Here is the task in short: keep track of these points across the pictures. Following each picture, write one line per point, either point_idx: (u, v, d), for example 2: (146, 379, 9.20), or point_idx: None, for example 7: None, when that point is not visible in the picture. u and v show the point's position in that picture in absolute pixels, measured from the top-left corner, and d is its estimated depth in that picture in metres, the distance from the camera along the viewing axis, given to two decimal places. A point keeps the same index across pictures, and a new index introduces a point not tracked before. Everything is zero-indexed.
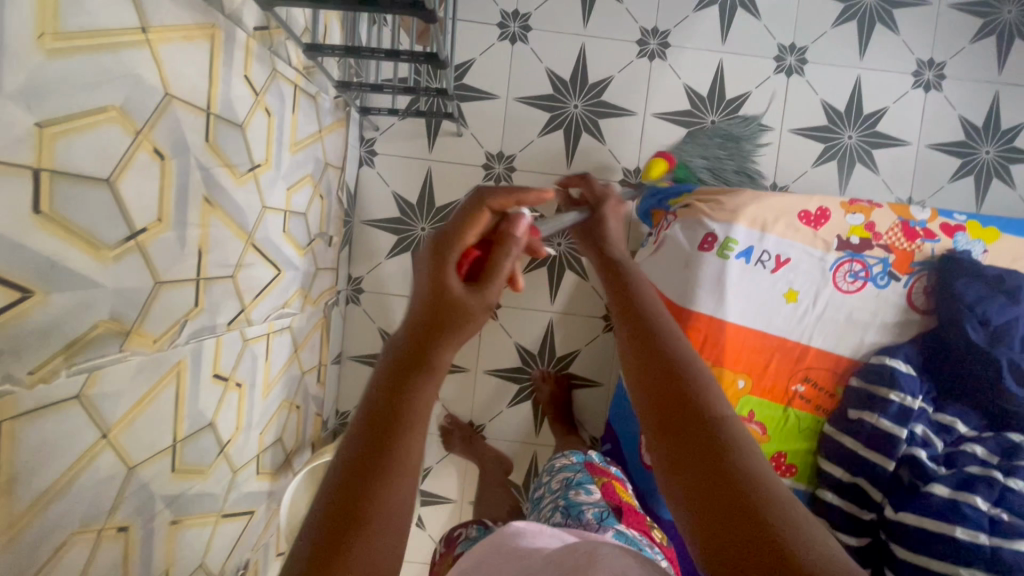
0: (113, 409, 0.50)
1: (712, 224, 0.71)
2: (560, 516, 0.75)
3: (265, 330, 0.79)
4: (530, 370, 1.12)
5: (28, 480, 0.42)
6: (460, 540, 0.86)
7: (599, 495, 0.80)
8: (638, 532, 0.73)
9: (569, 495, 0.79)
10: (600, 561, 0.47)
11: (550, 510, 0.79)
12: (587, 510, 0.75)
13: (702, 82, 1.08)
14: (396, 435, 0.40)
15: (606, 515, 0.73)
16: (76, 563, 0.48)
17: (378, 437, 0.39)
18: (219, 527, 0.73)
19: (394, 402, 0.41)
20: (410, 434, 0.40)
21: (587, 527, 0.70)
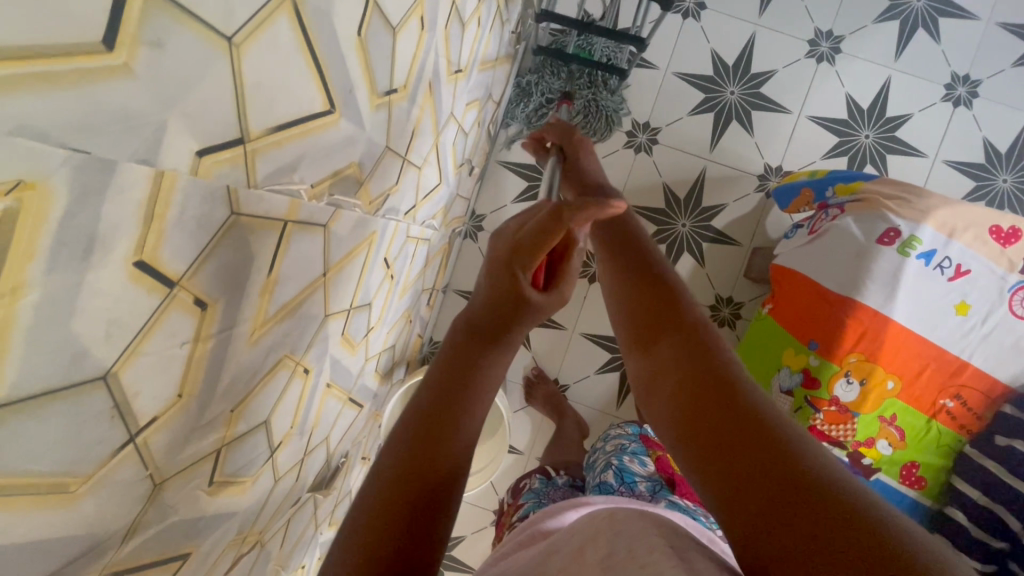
0: (335, 252, 0.52)
1: (898, 219, 0.75)
2: (613, 480, 0.78)
3: (419, 234, 0.80)
4: None
5: (282, 288, 0.44)
6: (522, 491, 0.85)
7: (653, 467, 0.82)
8: (693, 503, 0.74)
9: (624, 461, 0.82)
10: (623, 532, 0.44)
11: (603, 470, 0.82)
12: (640, 480, 0.78)
13: (866, 94, 1.06)
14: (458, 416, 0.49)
15: (659, 488, 0.75)
16: (279, 386, 0.50)
17: (425, 435, 0.47)
18: (345, 409, 0.75)
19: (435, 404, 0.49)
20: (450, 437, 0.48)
21: (639, 496, 0.73)
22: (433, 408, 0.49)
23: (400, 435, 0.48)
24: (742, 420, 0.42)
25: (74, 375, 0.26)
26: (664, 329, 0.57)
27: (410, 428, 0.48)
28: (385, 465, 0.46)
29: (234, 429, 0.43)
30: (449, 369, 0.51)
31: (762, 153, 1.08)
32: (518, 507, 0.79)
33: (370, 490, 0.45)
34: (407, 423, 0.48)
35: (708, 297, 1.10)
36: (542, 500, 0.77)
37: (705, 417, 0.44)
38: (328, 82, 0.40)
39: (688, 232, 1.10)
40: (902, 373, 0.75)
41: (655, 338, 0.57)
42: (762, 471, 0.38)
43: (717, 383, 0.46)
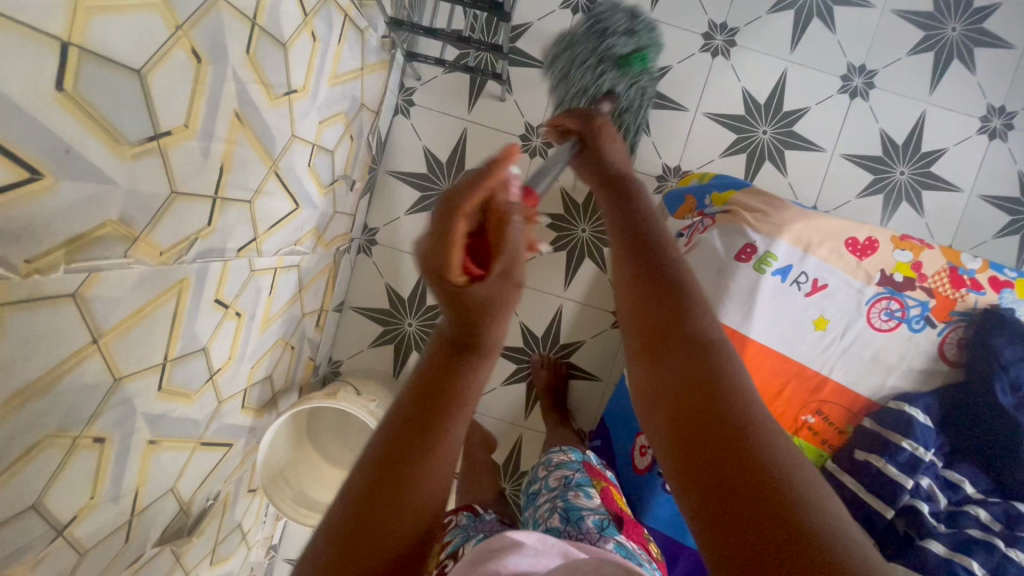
0: (109, 315, 0.48)
1: (755, 235, 0.69)
2: (558, 523, 0.67)
3: (274, 263, 0.76)
4: (531, 352, 1.10)
5: (9, 374, 0.39)
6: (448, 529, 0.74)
7: (600, 501, 0.73)
8: (637, 546, 0.67)
9: (569, 497, 0.71)
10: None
11: (547, 514, 0.71)
12: (586, 516, 0.67)
13: (762, 89, 1.03)
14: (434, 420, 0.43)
15: (607, 525, 0.66)
16: (47, 467, 0.46)
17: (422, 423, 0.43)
18: (198, 455, 0.71)
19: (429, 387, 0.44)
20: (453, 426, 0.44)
21: (587, 535, 0.62)
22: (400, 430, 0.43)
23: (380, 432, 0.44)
24: (723, 436, 0.37)
25: None
26: (653, 308, 0.51)
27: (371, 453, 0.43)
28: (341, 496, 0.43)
29: None
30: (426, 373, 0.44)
31: (659, 153, 1.05)
32: (444, 544, 0.69)
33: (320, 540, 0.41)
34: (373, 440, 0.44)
35: (611, 303, 1.08)
36: (471, 531, 0.68)
37: (691, 426, 0.39)
38: (10, 149, 0.35)
39: (589, 238, 1.07)
40: (763, 392, 0.71)
41: (649, 315, 0.51)
42: (740, 496, 0.33)
43: (703, 383, 0.42)
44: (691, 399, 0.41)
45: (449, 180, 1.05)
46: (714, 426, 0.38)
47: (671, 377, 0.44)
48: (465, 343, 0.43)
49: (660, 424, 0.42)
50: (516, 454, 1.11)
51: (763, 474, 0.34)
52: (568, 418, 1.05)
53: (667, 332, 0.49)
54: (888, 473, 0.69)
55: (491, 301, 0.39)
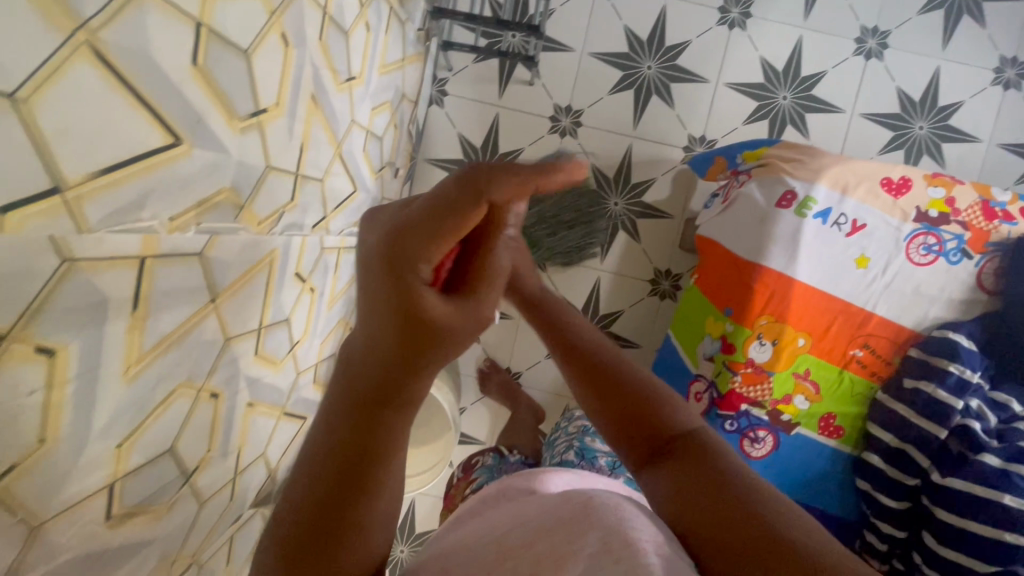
0: (223, 277, 0.53)
1: (794, 181, 0.73)
2: (573, 458, 0.73)
3: (338, 243, 0.81)
4: None
5: (156, 322, 0.44)
6: (475, 467, 0.82)
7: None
8: None
9: (586, 439, 0.77)
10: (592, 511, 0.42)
11: (563, 450, 0.77)
12: (599, 456, 0.74)
13: (780, 56, 1.07)
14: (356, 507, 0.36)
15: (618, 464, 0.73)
16: (179, 415, 0.50)
17: (351, 490, 0.35)
18: (282, 423, 0.76)
19: (359, 445, 0.35)
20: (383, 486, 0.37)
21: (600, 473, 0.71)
22: (324, 491, 0.35)
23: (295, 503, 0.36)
24: (734, 522, 0.39)
25: None
26: (619, 390, 0.52)
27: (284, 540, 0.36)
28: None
29: (126, 462, 0.45)
30: (329, 439, 0.35)
31: (684, 125, 1.09)
32: (470, 481, 0.78)
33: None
34: (298, 503, 0.36)
35: (647, 272, 1.12)
36: (496, 472, 0.76)
37: (710, 520, 0.40)
38: (161, 115, 0.40)
39: (622, 210, 1.11)
40: (812, 329, 0.75)
41: (620, 407, 0.50)
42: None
43: (701, 469, 0.44)
44: (701, 493, 0.42)
45: None
46: (726, 515, 0.40)
47: (673, 469, 0.45)
48: (376, 409, 0.34)
49: (676, 515, 0.43)
50: None
51: (789, 551, 0.36)
52: None
53: (644, 427, 0.49)
54: (939, 397, 0.73)
55: (450, 343, 0.33)
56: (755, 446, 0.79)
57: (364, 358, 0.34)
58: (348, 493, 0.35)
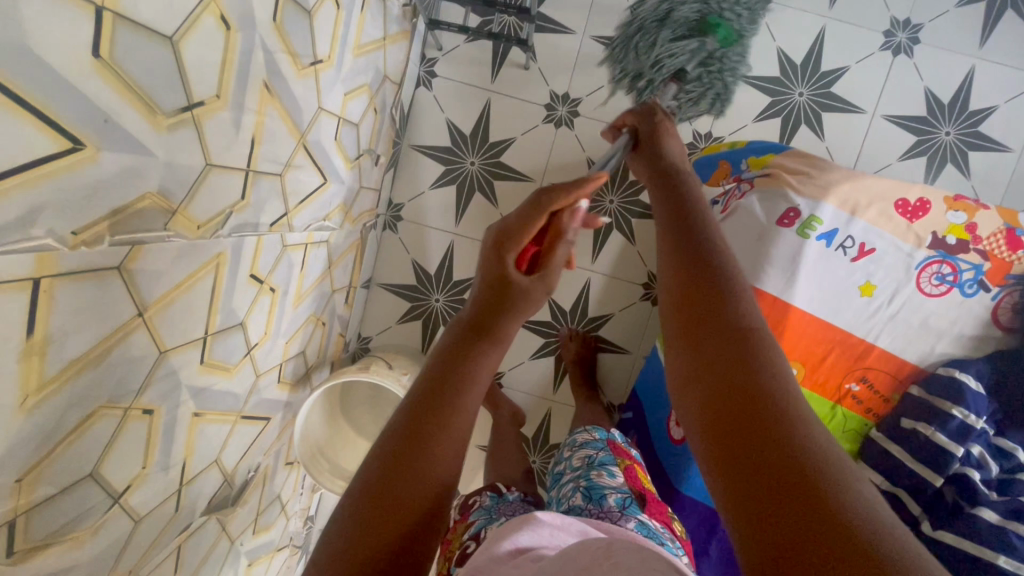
0: (153, 288, 0.48)
1: (798, 198, 0.67)
2: (581, 500, 0.68)
3: (305, 238, 0.76)
4: (558, 326, 1.09)
5: (61, 345, 0.40)
6: (470, 508, 0.74)
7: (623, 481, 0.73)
8: (660, 525, 0.67)
9: (592, 476, 0.72)
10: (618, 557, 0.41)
11: (570, 491, 0.72)
12: (608, 495, 0.68)
13: (798, 48, 0.98)
14: (460, 390, 0.49)
15: (629, 503, 0.67)
16: (101, 437, 0.47)
17: (438, 402, 0.49)
18: (238, 428, 0.73)
19: (460, 365, 0.51)
20: (465, 402, 0.50)
21: (609, 514, 0.64)
22: (423, 406, 0.49)
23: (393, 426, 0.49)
24: (765, 442, 0.34)
25: None
26: (700, 306, 0.46)
27: (402, 417, 0.49)
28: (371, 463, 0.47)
29: (31, 495, 0.41)
30: (450, 348, 0.53)
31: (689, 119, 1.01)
32: (467, 525, 0.70)
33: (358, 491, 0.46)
34: (394, 425, 0.49)
35: (640, 275, 1.06)
36: (494, 516, 0.69)
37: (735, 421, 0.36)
38: (51, 117, 0.34)
39: (617, 209, 1.05)
40: (806, 359, 0.69)
41: (693, 302, 0.47)
42: (782, 511, 0.30)
43: (745, 371, 0.39)
44: (735, 395, 0.38)
45: (474, 153, 1.04)
46: (760, 433, 0.35)
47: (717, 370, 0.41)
48: (487, 322, 0.53)
49: (700, 391, 0.40)
50: (546, 427, 1.12)
51: (802, 470, 0.32)
52: (597, 390, 1.05)
53: (710, 326, 0.45)
54: (938, 442, 0.68)
55: (529, 298, 0.53)
56: None
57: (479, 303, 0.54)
58: (439, 403, 0.49)
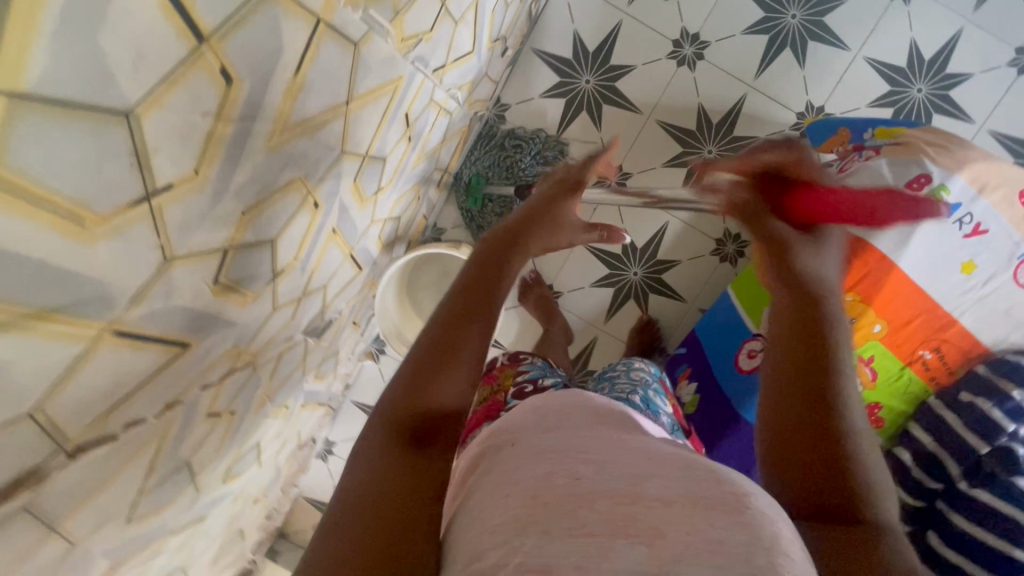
0: (362, 83, 0.50)
1: (934, 165, 0.68)
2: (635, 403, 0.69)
3: (443, 100, 0.77)
4: (626, 261, 1.13)
5: (305, 99, 0.42)
6: (526, 361, 0.77)
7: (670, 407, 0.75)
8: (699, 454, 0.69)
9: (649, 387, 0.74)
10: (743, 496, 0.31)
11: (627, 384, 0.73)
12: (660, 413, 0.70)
13: (932, 44, 0.98)
14: (451, 358, 0.42)
15: (677, 428, 0.69)
16: (288, 208, 0.49)
17: (440, 360, 0.41)
18: (345, 265, 0.75)
19: (453, 331, 0.43)
20: (465, 358, 0.42)
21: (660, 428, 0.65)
22: (423, 366, 0.41)
23: (392, 389, 0.41)
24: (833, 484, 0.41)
25: (96, 101, 0.25)
26: (810, 348, 0.47)
27: (402, 381, 0.41)
28: (355, 471, 0.35)
29: (242, 234, 0.44)
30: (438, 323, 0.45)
31: (807, 90, 1.02)
32: (518, 369, 0.74)
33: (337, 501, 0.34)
34: (394, 386, 0.41)
35: (717, 230, 1.08)
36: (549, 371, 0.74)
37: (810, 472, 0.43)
38: None
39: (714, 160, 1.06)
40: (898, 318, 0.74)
41: (793, 344, 0.48)
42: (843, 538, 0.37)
43: (820, 406, 0.44)
44: (799, 430, 0.44)
45: (590, 72, 1.05)
46: (834, 480, 0.41)
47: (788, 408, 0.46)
48: (478, 288, 0.48)
49: (784, 446, 0.44)
50: (588, 353, 1.17)
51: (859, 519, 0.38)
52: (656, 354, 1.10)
53: (812, 362, 0.46)
54: (992, 416, 0.76)
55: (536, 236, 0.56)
56: None
57: (471, 280, 0.49)
58: (438, 360, 0.41)
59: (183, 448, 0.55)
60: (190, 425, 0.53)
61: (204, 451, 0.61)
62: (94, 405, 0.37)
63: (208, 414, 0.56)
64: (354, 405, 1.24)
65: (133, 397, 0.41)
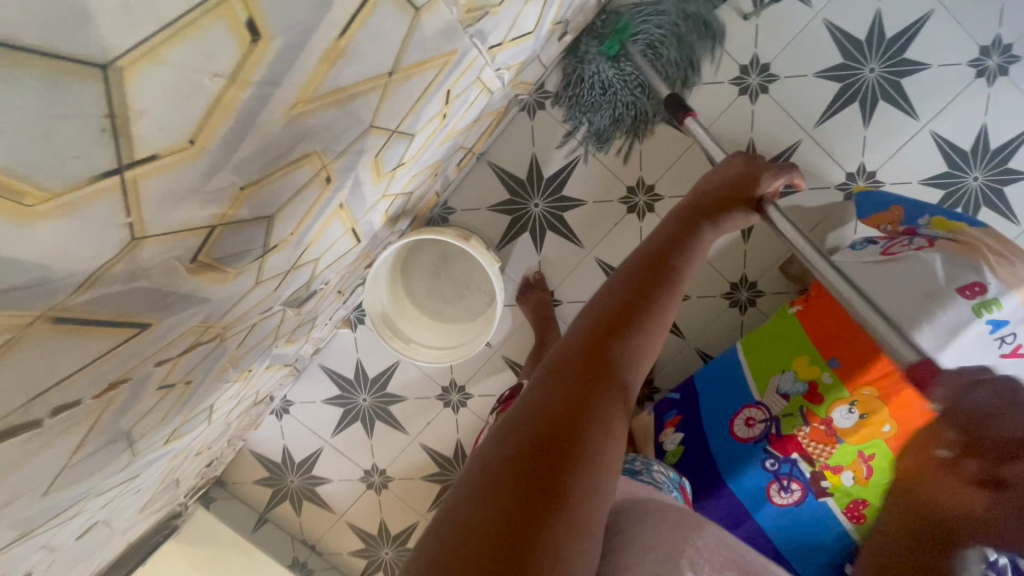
0: (411, 54, 0.42)
1: (991, 276, 0.63)
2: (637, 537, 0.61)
3: (489, 78, 0.68)
4: None
5: (342, 68, 0.34)
6: None
7: None
8: None
9: None
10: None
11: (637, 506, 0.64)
12: None
13: (1002, 133, 0.93)
14: (594, 388, 0.43)
15: None
16: (296, 182, 0.41)
17: (580, 378, 0.44)
18: (344, 237, 0.68)
19: (593, 350, 0.47)
20: (603, 385, 0.44)
21: None
22: (570, 380, 0.44)
23: (541, 391, 0.44)
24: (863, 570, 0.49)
25: (56, 47, 0.18)
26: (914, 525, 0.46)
27: (551, 385, 0.44)
28: (527, 413, 0.41)
29: (236, 210, 0.36)
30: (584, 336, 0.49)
31: (864, 151, 0.96)
32: None
33: (512, 420, 0.41)
34: (545, 388, 0.44)
35: (735, 274, 1.03)
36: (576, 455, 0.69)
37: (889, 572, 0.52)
38: None
39: None
40: (906, 421, 0.65)
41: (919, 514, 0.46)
42: None
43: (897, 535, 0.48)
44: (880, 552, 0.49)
45: None
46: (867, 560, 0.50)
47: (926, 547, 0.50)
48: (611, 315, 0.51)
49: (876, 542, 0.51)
50: None
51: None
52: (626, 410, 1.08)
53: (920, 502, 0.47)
54: None
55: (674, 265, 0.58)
56: (779, 493, 0.73)
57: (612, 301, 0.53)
58: (580, 379, 0.44)
59: (124, 420, 0.48)
60: (136, 398, 0.47)
61: (150, 419, 0.54)
62: (16, 395, 0.30)
63: (160, 386, 0.50)
64: (320, 369, 1.17)
65: (69, 380, 0.34)
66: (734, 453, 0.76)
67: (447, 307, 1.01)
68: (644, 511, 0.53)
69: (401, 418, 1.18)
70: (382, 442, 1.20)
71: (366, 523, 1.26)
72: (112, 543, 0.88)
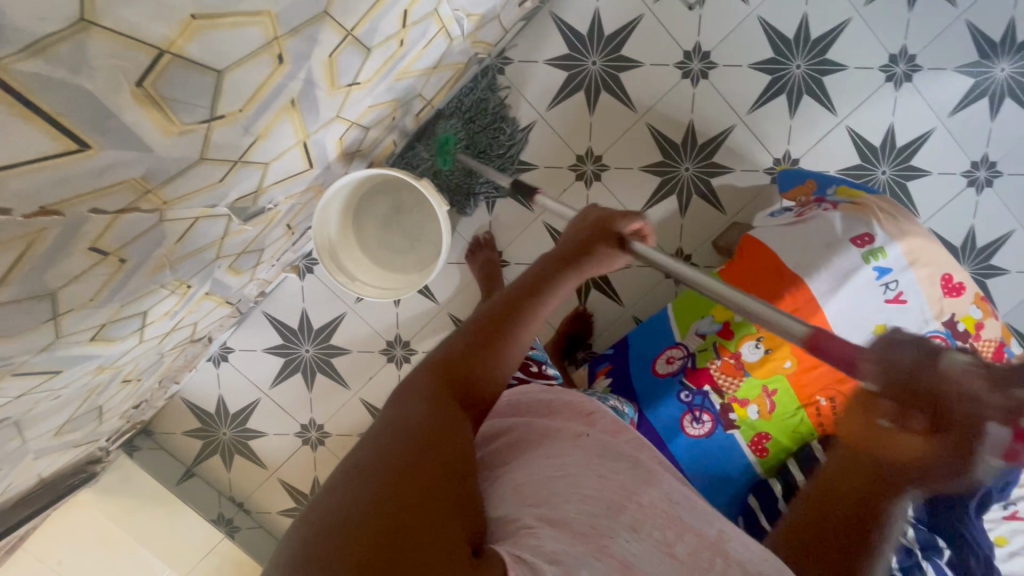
0: None
1: (878, 228, 0.72)
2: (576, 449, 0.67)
3: (446, 17, 0.73)
4: None
5: None
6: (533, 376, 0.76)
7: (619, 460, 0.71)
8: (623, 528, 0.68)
9: None
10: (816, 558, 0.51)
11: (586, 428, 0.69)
12: None
13: (905, 133, 1.04)
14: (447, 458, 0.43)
15: None
16: (247, 44, 0.44)
17: (432, 442, 0.44)
18: (294, 151, 0.70)
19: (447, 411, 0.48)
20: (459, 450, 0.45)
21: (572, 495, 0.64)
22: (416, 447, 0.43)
23: (380, 460, 0.42)
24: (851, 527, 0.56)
25: None
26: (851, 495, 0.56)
27: (399, 449, 0.43)
28: (359, 490, 0.40)
29: (185, 44, 0.39)
30: (434, 397, 0.49)
31: (789, 139, 1.06)
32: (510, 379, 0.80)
33: (349, 491, 0.40)
34: (386, 459, 0.42)
35: (672, 246, 1.10)
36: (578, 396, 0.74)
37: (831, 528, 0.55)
38: None
39: (689, 178, 1.08)
40: (803, 358, 0.73)
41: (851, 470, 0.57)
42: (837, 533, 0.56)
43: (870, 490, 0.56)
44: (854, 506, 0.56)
45: (597, 55, 1.04)
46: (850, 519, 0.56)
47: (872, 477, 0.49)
48: (461, 371, 0.52)
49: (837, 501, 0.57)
50: None
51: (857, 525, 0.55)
52: (565, 369, 1.12)
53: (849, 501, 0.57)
54: None
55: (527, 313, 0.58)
56: (692, 424, 0.78)
57: (465, 351, 0.54)
58: (429, 451, 0.43)
59: (50, 274, 0.48)
60: (64, 250, 0.47)
61: (78, 289, 0.54)
62: None
63: (91, 249, 0.50)
64: (264, 317, 1.16)
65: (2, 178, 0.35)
66: (654, 387, 0.81)
67: (395, 256, 1.04)
68: (600, 456, 0.55)
69: (343, 371, 1.18)
70: (322, 397, 1.20)
71: (298, 481, 1.24)
72: (21, 467, 0.85)
